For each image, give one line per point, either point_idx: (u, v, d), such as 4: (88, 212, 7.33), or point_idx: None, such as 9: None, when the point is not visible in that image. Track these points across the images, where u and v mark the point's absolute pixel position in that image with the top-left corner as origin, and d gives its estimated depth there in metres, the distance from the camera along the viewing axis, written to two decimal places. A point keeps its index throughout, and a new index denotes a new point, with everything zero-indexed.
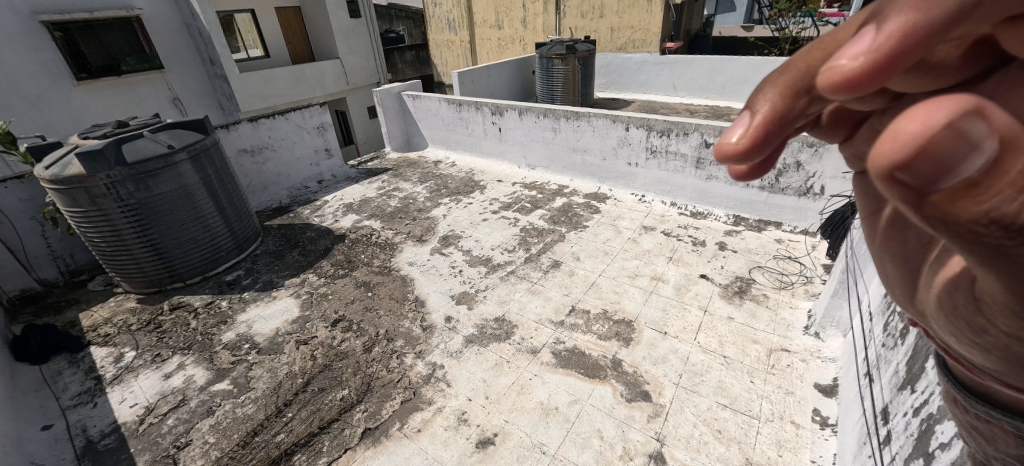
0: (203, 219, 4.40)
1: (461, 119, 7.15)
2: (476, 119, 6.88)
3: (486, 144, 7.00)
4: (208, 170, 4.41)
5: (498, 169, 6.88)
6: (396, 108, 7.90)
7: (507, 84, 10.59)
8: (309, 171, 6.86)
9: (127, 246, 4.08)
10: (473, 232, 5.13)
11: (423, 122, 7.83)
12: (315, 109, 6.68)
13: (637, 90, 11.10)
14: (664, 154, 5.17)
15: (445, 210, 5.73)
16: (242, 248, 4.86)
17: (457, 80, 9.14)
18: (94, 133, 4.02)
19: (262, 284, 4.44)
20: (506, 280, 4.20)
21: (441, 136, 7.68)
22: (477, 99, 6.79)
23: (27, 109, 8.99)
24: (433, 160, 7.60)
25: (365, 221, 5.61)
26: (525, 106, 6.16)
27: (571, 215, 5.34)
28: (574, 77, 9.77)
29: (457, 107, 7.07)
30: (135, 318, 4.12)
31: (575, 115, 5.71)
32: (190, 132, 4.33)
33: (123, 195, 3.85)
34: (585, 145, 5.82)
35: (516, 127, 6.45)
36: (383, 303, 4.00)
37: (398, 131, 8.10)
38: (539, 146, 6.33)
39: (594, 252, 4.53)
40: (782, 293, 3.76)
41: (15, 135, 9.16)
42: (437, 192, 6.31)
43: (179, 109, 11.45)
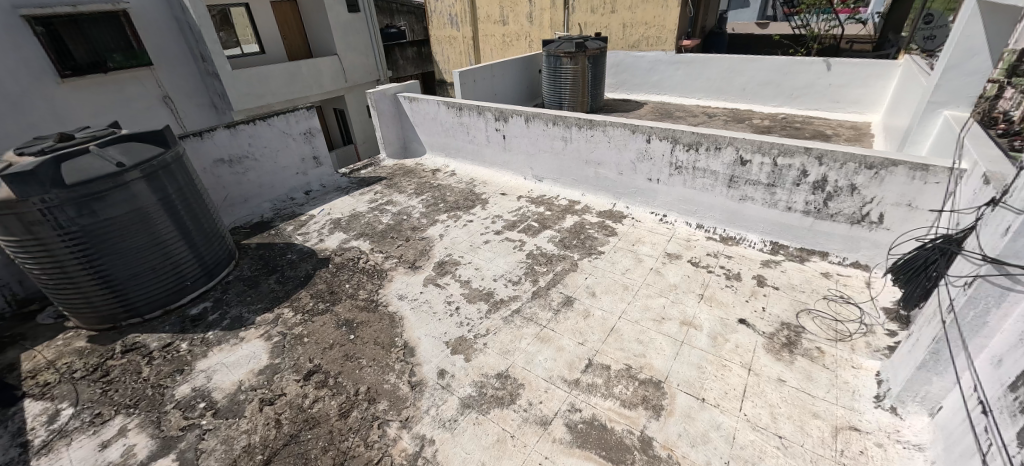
0: (164, 246, 3.83)
1: (461, 125, 6.54)
2: (479, 124, 6.26)
3: (489, 152, 6.39)
4: (169, 189, 3.81)
5: (501, 180, 6.28)
6: (391, 110, 7.29)
7: (513, 84, 9.93)
8: (295, 182, 6.27)
9: (72, 278, 3.51)
10: (473, 257, 4.52)
11: (420, 126, 7.23)
12: (301, 114, 6.08)
13: (649, 90, 10.42)
14: (690, 170, 4.54)
15: (441, 229, 5.12)
16: (211, 275, 4.29)
17: (458, 80, 8.50)
18: (30, 147, 3.42)
19: (230, 321, 3.87)
20: (510, 322, 3.59)
21: (439, 142, 7.08)
22: (479, 103, 6.17)
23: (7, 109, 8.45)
24: (430, 168, 7.00)
25: (352, 242, 5.02)
26: (532, 113, 5.53)
27: (584, 238, 4.72)
28: (584, 77, 9.11)
29: (457, 111, 6.45)
30: (81, 362, 3.56)
31: (588, 124, 5.07)
32: (147, 146, 3.73)
33: (63, 221, 3.28)
34: (599, 157, 5.20)
35: (521, 135, 5.82)
36: (367, 350, 3.41)
37: (394, 135, 7.49)
38: (547, 157, 5.71)
39: (612, 287, 3.92)
40: (840, 348, 3.14)
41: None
42: (434, 207, 5.71)
43: (171, 109, 10.87)
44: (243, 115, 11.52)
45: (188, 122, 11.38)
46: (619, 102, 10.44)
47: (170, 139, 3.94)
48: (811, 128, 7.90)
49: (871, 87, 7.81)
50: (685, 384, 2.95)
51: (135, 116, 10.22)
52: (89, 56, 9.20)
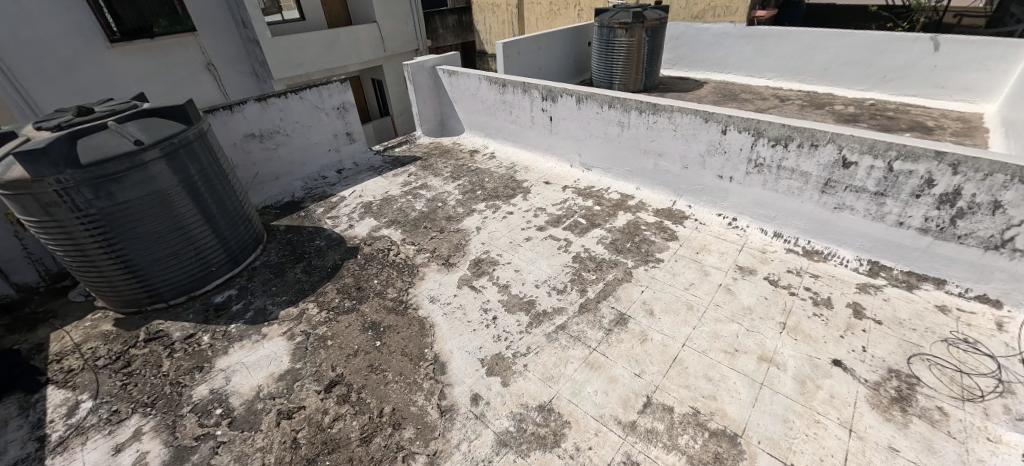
0: (186, 231, 3.61)
1: (502, 103, 5.97)
2: (523, 103, 5.67)
3: (532, 134, 5.81)
4: (191, 170, 3.56)
5: (544, 166, 5.73)
6: (429, 84, 6.80)
7: (560, 57, 9.15)
8: (327, 159, 5.96)
9: (94, 262, 3.35)
10: (513, 256, 4.06)
11: (459, 102, 6.71)
12: (335, 87, 5.69)
13: (711, 67, 9.39)
14: (774, 169, 3.84)
15: (479, 221, 4.68)
16: (237, 260, 4.09)
17: (502, 52, 7.84)
18: (48, 122, 3.19)
19: (253, 314, 3.63)
20: (554, 341, 3.14)
21: (478, 120, 6.55)
22: (525, 80, 5.56)
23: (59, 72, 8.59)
24: (468, 149, 6.52)
25: (384, 230, 4.67)
26: (585, 93, 4.89)
27: (640, 242, 4.14)
28: (639, 52, 8.24)
29: (500, 88, 5.88)
30: (105, 348, 3.44)
31: (652, 108, 4.39)
32: (167, 122, 3.45)
33: (80, 203, 3.08)
34: (661, 147, 4.54)
35: (570, 117, 5.20)
36: (394, 362, 3.08)
37: (431, 111, 7.03)
38: (599, 143, 5.08)
39: (674, 305, 3.38)
40: (969, 412, 2.52)
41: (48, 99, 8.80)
42: (471, 194, 5.25)
43: (214, 77, 10.77)
44: (283, 84, 11.36)
45: (231, 91, 11.29)
46: (676, 80, 9.46)
47: (192, 115, 3.66)
48: (908, 118, 6.79)
49: (989, 71, 6.52)
50: (768, 442, 2.43)
51: (179, 82, 10.22)
52: (136, 20, 9.19)
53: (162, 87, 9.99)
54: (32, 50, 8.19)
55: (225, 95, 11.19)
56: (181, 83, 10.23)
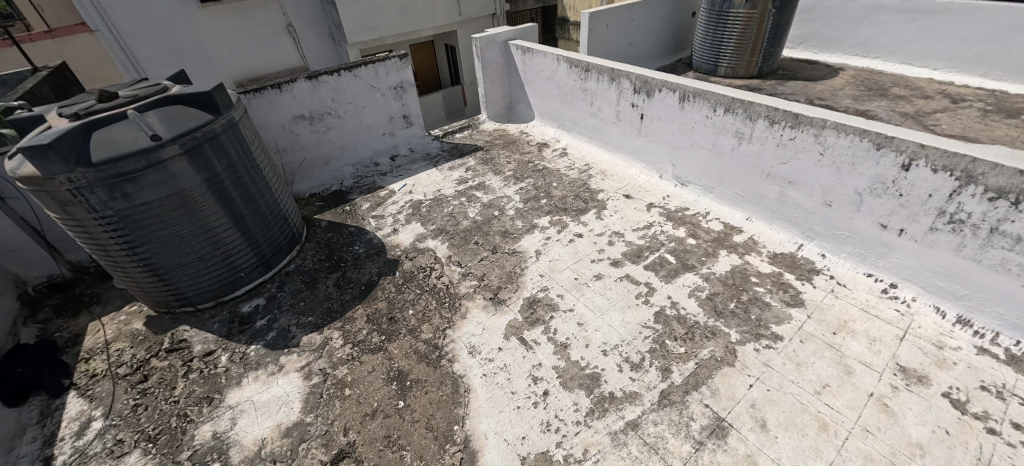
0: (214, 236, 3.24)
1: (581, 90, 4.97)
2: (606, 93, 4.65)
3: (614, 131, 4.79)
4: (218, 168, 3.12)
5: (626, 173, 4.72)
6: (499, 61, 5.94)
7: (656, 30, 7.72)
8: (381, 143, 5.42)
9: (118, 263, 3.08)
10: (576, 301, 3.24)
11: (531, 84, 5.78)
12: (393, 63, 5.02)
13: (852, 49, 7.43)
14: (981, 232, 2.56)
15: (539, 242, 3.87)
16: (269, 264, 3.71)
17: (587, 24, 6.67)
18: (70, 107, 2.86)
19: (275, 335, 3.24)
20: (621, 448, 2.34)
21: (551, 108, 5.61)
22: (614, 65, 4.48)
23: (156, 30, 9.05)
24: (536, 141, 5.63)
25: (429, 241, 4.04)
26: (693, 89, 3.75)
27: (749, 302, 3.11)
28: (761, 28, 6.62)
29: (581, 73, 4.86)
30: (131, 353, 3.24)
31: (790, 120, 3.19)
32: (192, 112, 2.99)
33: (95, 204, 2.75)
34: (794, 173, 3.36)
35: (667, 118, 4.11)
36: (415, 437, 2.49)
37: (500, 92, 6.17)
38: (702, 155, 3.97)
39: (799, 419, 2.40)
40: None
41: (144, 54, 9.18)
42: (533, 203, 4.42)
43: (293, 39, 10.64)
44: (356, 49, 11.03)
45: (309, 55, 11.16)
46: (802, 64, 7.63)
47: (223, 103, 3.19)
48: None
49: None
50: None
51: (260, 44, 10.25)
52: None
53: (244, 49, 10.09)
54: (134, 7, 8.68)
55: (303, 58, 11.07)
56: (261, 45, 10.26)
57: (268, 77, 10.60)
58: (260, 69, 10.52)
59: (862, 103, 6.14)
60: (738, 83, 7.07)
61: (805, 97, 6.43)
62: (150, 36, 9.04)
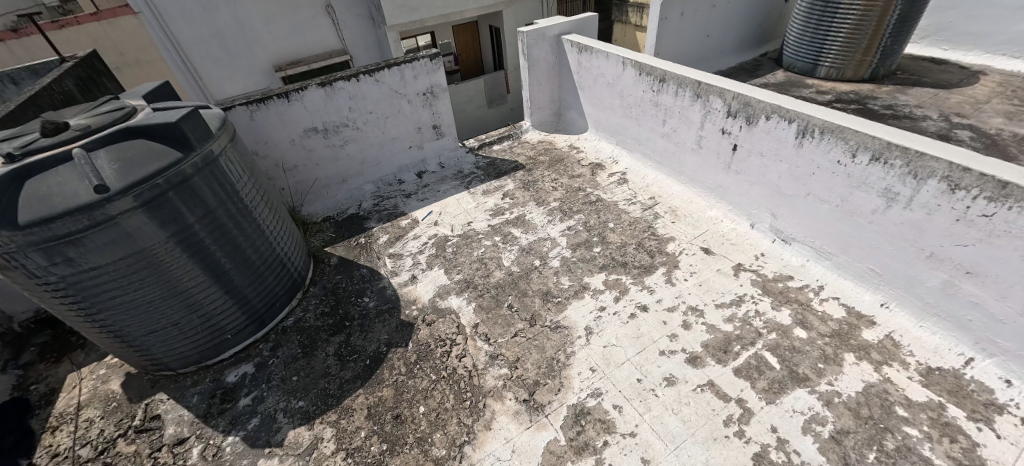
0: (189, 298, 2.65)
1: (651, 103, 3.95)
2: (686, 111, 3.62)
3: (692, 159, 3.77)
4: (189, 219, 2.49)
5: (705, 215, 3.71)
6: (548, 59, 4.98)
7: (740, 19, 6.37)
8: (406, 157, 4.67)
9: (80, 326, 2.59)
10: (639, 420, 2.40)
11: (586, 89, 4.79)
12: (422, 66, 4.21)
13: (999, 47, 5.80)
14: None
15: (590, 314, 3.02)
16: (262, 321, 3.11)
17: (658, 13, 5.50)
18: (6, 144, 2.27)
19: (257, 424, 2.63)
20: None
21: (608, 119, 4.61)
22: (700, 76, 3.43)
23: (197, 8, 8.68)
24: (589, 160, 4.68)
25: (453, 298, 3.28)
26: (820, 122, 2.69)
27: (896, 454, 2.15)
28: (883, 21, 5.16)
29: (653, 83, 3.84)
30: (99, 427, 2.75)
31: (989, 189, 2.11)
32: (154, 152, 2.34)
33: (35, 270, 2.22)
34: (976, 261, 2.29)
35: (772, 155, 3.07)
36: None
37: (549, 95, 5.22)
38: (820, 210, 2.93)
39: None
40: None
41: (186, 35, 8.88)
42: (584, 251, 3.53)
43: (332, 20, 10.00)
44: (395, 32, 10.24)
45: (349, 38, 10.44)
46: (928, 65, 6.09)
47: (197, 135, 2.52)
48: None
49: None
50: None
51: (298, 25, 9.67)
52: None
53: (282, 31, 9.58)
54: None
55: (342, 42, 10.38)
56: (299, 26, 9.69)
57: (306, 61, 10.08)
58: (299, 53, 9.99)
59: (1021, 124, 4.69)
60: (844, 88, 5.69)
61: (939, 112, 5.02)
62: (190, 15, 8.70)
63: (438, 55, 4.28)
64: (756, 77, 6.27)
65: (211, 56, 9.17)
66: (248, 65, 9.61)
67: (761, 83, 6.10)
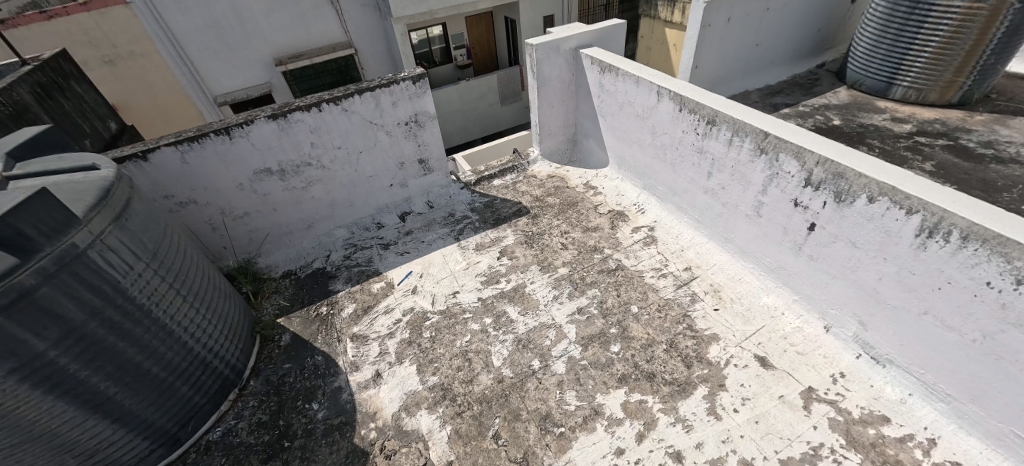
0: (56, 438, 1.96)
1: (693, 148, 3.03)
2: (742, 168, 2.70)
3: (744, 228, 2.87)
4: (39, 345, 1.77)
5: (760, 302, 2.83)
6: (563, 77, 4.07)
7: (797, 23, 5.30)
8: (386, 196, 3.87)
9: None
10: None
11: (608, 117, 3.88)
12: (403, 90, 3.37)
13: None
14: None
15: (603, 461, 2.21)
16: (177, 440, 2.40)
17: (699, 20, 4.51)
18: None
19: None
20: None
21: (634, 157, 3.72)
22: (768, 123, 2.51)
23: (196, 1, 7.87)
24: (607, 206, 3.81)
25: (423, 414, 2.52)
26: (963, 224, 1.79)
27: None
28: (986, 34, 4.08)
29: (695, 124, 2.93)
30: None
31: None
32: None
33: None
34: None
35: (871, 251, 2.17)
36: None
37: (562, 120, 4.33)
38: (942, 338, 2.04)
39: None
40: None
41: (184, 31, 8.04)
42: (598, 351, 2.70)
43: (336, 11, 9.09)
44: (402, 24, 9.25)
45: (355, 29, 9.48)
46: None
47: (51, 226, 1.76)
48: None
49: None
50: None
51: (297, 16, 8.80)
52: None
53: (283, 22, 8.72)
54: None
55: (348, 35, 9.47)
56: (298, 17, 8.82)
57: (309, 55, 9.21)
58: (302, 45, 9.13)
59: None
60: (926, 115, 4.64)
61: None
62: (190, 10, 7.90)
63: (424, 76, 3.42)
64: (814, 96, 5.22)
65: (209, 49, 8.35)
66: (248, 58, 8.79)
67: (820, 103, 5.05)
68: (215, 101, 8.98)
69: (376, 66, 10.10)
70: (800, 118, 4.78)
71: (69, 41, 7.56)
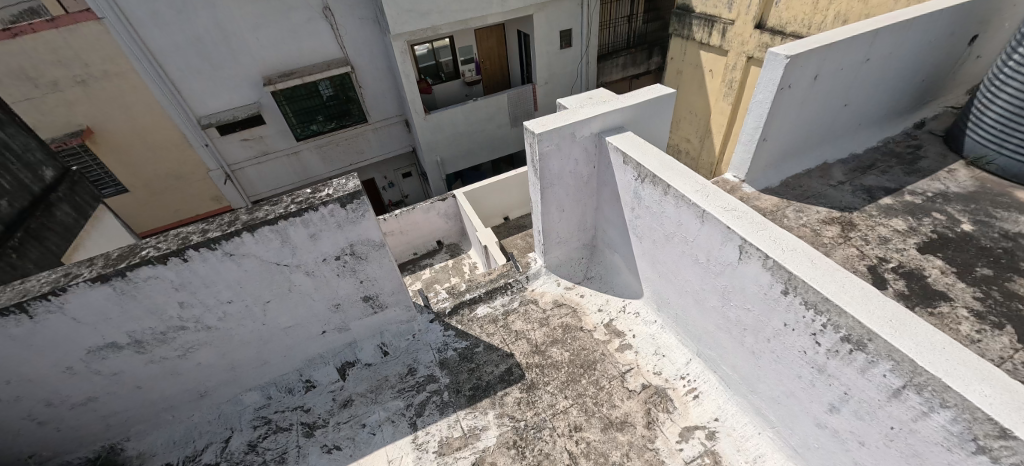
0: None
1: (802, 358, 1.74)
2: (914, 444, 1.42)
3: None
4: None
5: None
6: (580, 171, 2.74)
7: (901, 73, 3.89)
8: (319, 344, 2.68)
9: None
10: None
11: (644, 240, 2.58)
12: (326, 216, 2.13)
13: None
14: None
15: None
16: None
17: (775, 79, 3.16)
18: None
19: None
20: None
21: (685, 310, 2.43)
22: (988, 387, 1.25)
23: (174, 18, 6.27)
24: (640, 378, 2.54)
25: None
26: None
27: None
28: None
29: (813, 328, 1.63)
30: None
31: None
32: None
33: None
34: None
35: None
36: None
37: (575, 224, 3.05)
38: None
39: None
40: None
41: (158, 53, 6.45)
42: None
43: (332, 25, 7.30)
44: (402, 40, 7.42)
45: (353, 46, 7.67)
46: None
47: None
48: None
49: None
50: None
51: (289, 31, 7.05)
52: None
53: (273, 37, 6.99)
54: None
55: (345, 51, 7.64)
56: (291, 33, 7.09)
57: (302, 74, 7.40)
58: (296, 63, 7.39)
59: None
60: None
61: None
62: (166, 27, 6.29)
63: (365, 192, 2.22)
64: (921, 176, 3.81)
65: (192, 70, 6.75)
66: (235, 77, 7.08)
67: (933, 189, 3.66)
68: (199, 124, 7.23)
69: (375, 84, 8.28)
70: (910, 216, 3.40)
71: (35, 61, 6.14)
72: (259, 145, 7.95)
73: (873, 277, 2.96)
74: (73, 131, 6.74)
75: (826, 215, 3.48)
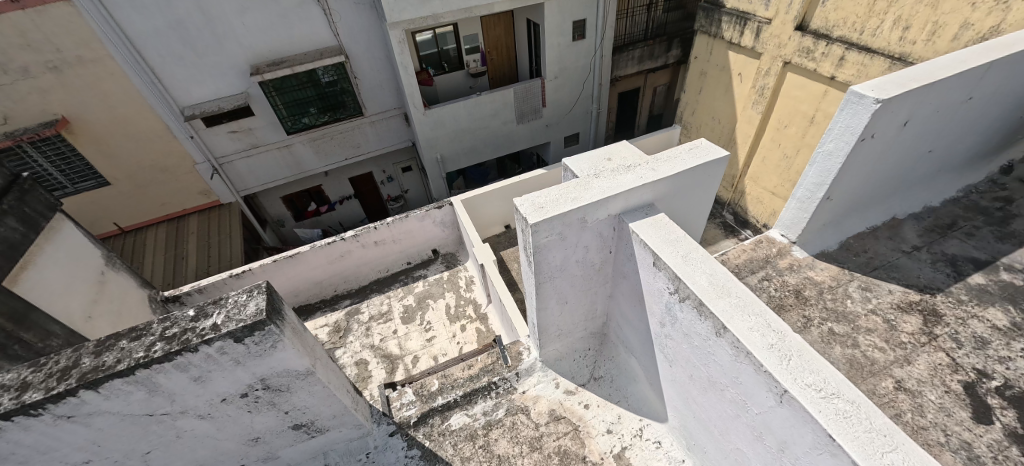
0: None
1: None
2: None
3: None
4: None
5: None
6: (589, 258, 1.99)
7: (1001, 110, 3.08)
8: None
9: None
10: None
11: (678, 370, 1.87)
12: (217, 352, 1.60)
13: None
14: None
15: None
16: None
17: (855, 129, 2.39)
18: None
19: None
20: None
21: None
22: None
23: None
24: None
25: None
26: None
27: None
28: None
29: None
30: None
31: None
32: None
33: None
34: None
35: None
36: None
37: (581, 316, 2.36)
38: None
39: None
40: None
41: (129, 35, 5.50)
42: None
43: (325, 8, 6.27)
44: (399, 29, 6.49)
45: (348, 33, 6.64)
46: None
47: None
48: None
49: None
50: None
51: (278, 14, 6.07)
52: None
53: (262, 22, 6.05)
54: None
55: (338, 37, 6.62)
56: (280, 15, 6.10)
57: (294, 62, 6.44)
58: (286, 50, 6.43)
59: None
60: None
61: None
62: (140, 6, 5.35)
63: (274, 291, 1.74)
64: (1019, 243, 3.02)
65: (172, 56, 5.82)
66: (219, 64, 6.15)
67: None
68: (182, 115, 6.30)
69: (371, 73, 7.18)
70: (1011, 305, 2.66)
71: None
72: (250, 139, 7.02)
73: (973, 404, 2.24)
74: (48, 121, 5.73)
75: (901, 298, 2.76)
